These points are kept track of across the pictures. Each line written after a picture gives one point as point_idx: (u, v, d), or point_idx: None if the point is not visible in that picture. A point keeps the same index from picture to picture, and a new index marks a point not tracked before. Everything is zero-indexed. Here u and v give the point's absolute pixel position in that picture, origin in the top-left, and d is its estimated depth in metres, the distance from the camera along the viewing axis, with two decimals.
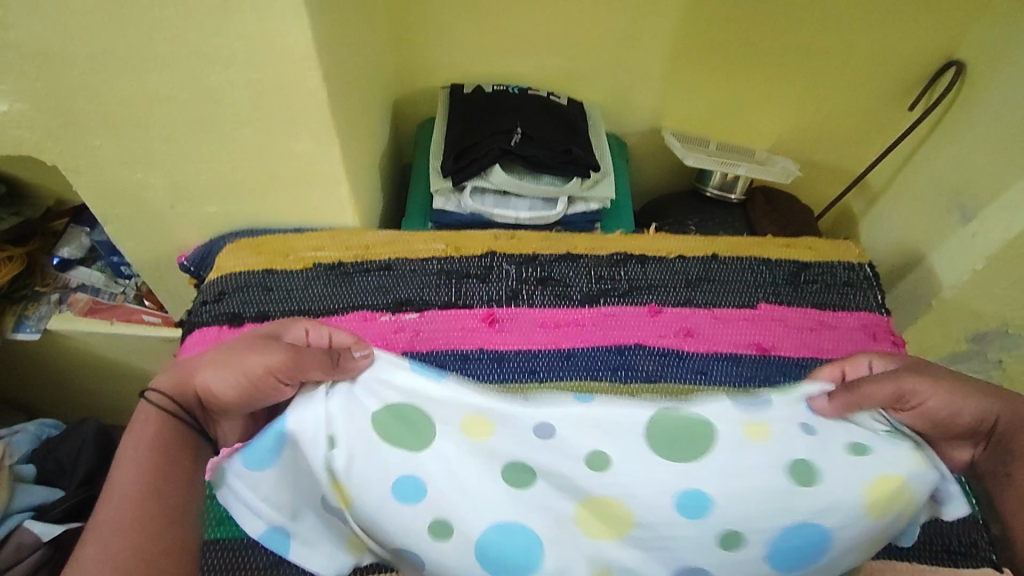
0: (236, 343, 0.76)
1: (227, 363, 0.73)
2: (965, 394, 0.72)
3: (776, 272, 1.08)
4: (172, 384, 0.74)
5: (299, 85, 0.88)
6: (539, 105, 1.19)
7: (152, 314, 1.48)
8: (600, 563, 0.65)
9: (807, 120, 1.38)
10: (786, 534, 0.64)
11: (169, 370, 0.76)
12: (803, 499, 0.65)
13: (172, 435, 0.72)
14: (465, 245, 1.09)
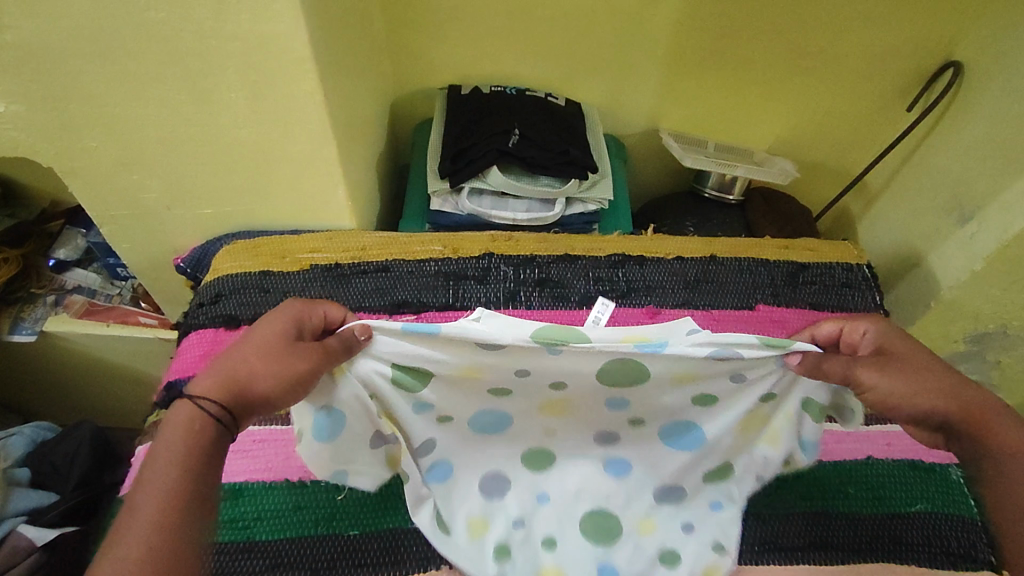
0: (269, 333, 0.65)
1: (274, 360, 0.63)
2: (925, 386, 0.65)
3: (774, 273, 1.08)
4: (221, 390, 0.60)
5: (296, 87, 0.87)
6: (537, 106, 1.19)
7: (148, 316, 1.48)
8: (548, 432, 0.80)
9: (805, 120, 1.38)
10: (677, 424, 0.78)
11: (207, 379, 0.60)
12: (698, 411, 0.77)
13: (203, 461, 0.56)
14: (463, 247, 1.08)
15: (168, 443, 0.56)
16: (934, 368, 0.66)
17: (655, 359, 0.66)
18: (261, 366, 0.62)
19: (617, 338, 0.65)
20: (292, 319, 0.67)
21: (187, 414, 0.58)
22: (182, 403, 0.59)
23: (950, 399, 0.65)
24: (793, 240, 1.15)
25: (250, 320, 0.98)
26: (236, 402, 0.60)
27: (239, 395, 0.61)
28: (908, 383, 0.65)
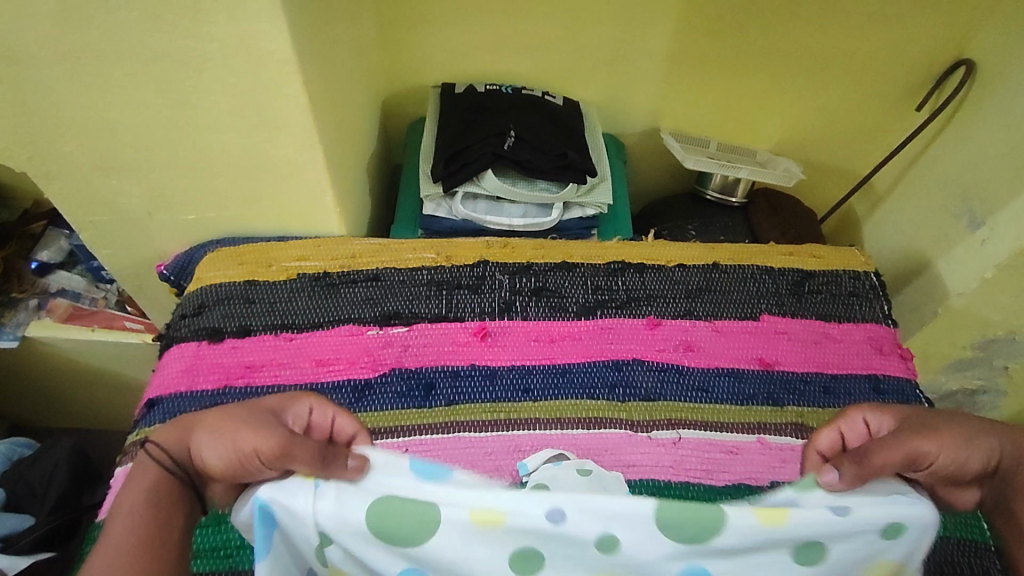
0: (245, 405, 0.65)
1: (229, 428, 0.61)
2: (971, 441, 0.65)
3: (779, 282, 1.04)
4: (176, 442, 0.63)
5: (279, 90, 0.83)
6: (533, 105, 1.15)
7: (134, 320, 1.43)
8: None
9: (811, 119, 1.34)
10: None
11: (174, 422, 0.66)
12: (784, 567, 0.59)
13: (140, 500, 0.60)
14: (457, 255, 1.04)
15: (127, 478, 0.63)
16: (959, 416, 0.68)
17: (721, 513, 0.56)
18: (213, 428, 0.62)
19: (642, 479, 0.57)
20: (278, 404, 0.67)
21: (146, 458, 0.63)
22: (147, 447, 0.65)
23: (997, 443, 0.66)
24: (799, 246, 1.11)
25: (234, 332, 0.94)
26: (187, 457, 0.63)
27: (188, 450, 0.63)
28: (959, 442, 0.65)
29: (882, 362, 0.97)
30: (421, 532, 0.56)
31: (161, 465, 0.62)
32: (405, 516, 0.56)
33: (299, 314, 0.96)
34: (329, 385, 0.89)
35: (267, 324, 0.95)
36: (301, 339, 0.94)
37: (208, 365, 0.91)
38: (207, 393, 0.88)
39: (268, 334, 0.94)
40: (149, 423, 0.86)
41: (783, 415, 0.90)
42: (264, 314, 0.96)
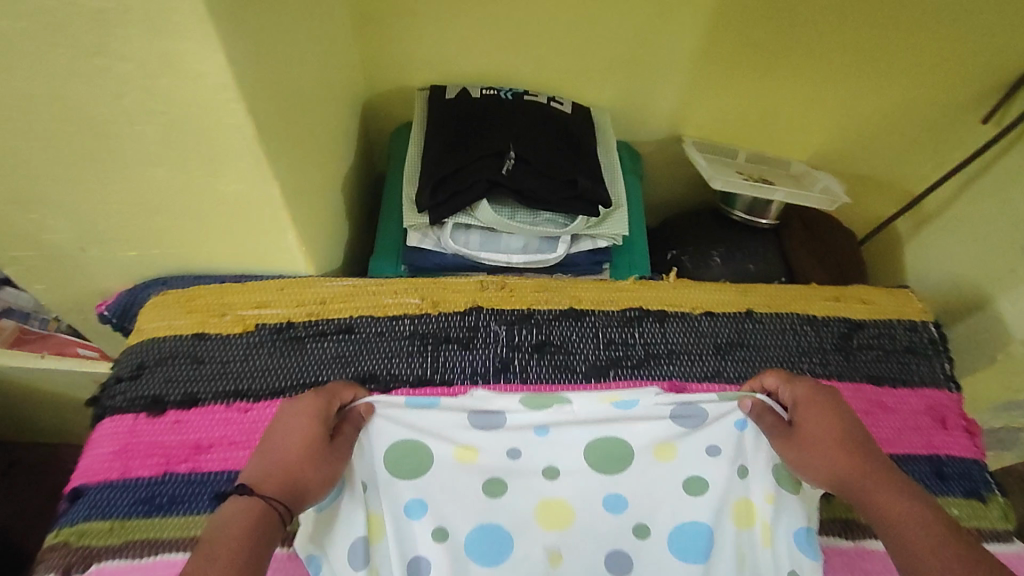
0: (305, 431, 0.64)
1: (319, 463, 0.63)
2: (830, 443, 0.65)
3: (823, 335, 0.89)
4: (280, 488, 0.59)
5: (218, 121, 0.65)
6: (537, 115, 0.97)
7: (88, 347, 1.25)
8: (553, 552, 0.75)
9: (859, 128, 1.15)
10: (677, 534, 0.75)
11: (270, 467, 0.60)
12: (688, 503, 0.75)
13: (264, 552, 0.54)
14: (445, 300, 0.89)
15: (228, 532, 0.53)
16: (850, 428, 0.66)
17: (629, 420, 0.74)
18: (308, 465, 0.62)
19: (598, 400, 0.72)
20: (319, 417, 0.66)
21: (254, 508, 0.56)
22: (244, 497, 0.57)
23: (845, 453, 0.64)
24: (844, 287, 0.95)
25: (178, 402, 0.79)
26: (295, 500, 0.59)
27: (294, 491, 0.60)
28: (812, 445, 0.66)
29: (944, 438, 0.83)
30: (426, 462, 0.73)
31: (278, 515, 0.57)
32: (420, 455, 0.73)
33: (257, 377, 0.81)
34: None
35: (218, 390, 0.80)
36: (259, 411, 0.79)
37: (147, 445, 0.77)
38: (146, 481, 0.74)
39: (220, 404, 0.79)
40: (72, 520, 0.72)
41: (832, 508, 0.78)
42: (214, 378, 0.81)
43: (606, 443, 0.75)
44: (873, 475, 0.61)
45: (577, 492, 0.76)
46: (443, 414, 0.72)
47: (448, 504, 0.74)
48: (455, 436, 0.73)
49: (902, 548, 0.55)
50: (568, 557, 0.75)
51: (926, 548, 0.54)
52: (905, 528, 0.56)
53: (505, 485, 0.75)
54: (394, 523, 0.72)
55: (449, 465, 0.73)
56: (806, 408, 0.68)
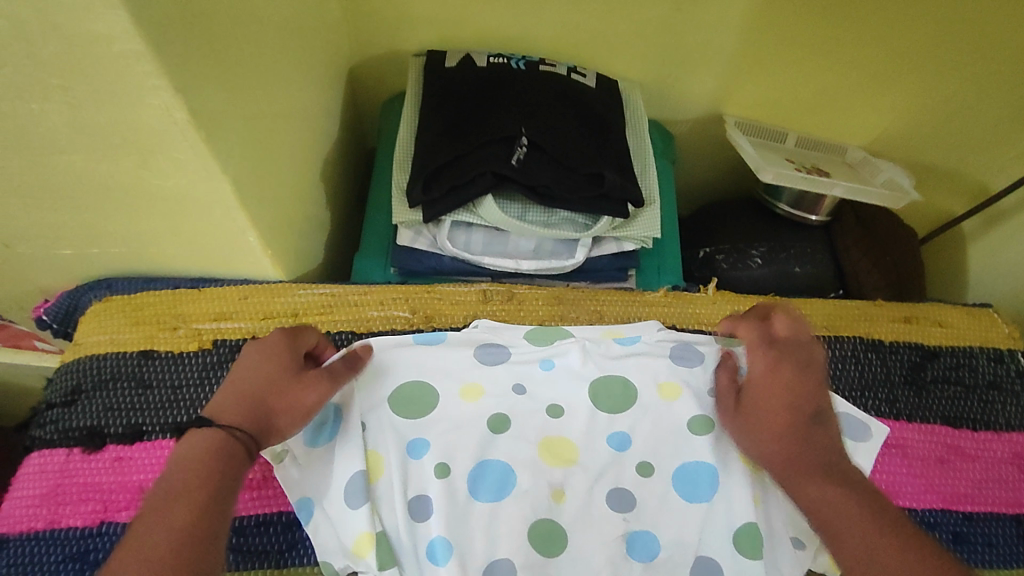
0: (271, 358, 0.58)
1: (289, 392, 0.57)
2: (773, 419, 0.61)
3: (891, 365, 0.75)
4: (241, 416, 0.54)
5: (136, 100, 0.50)
6: (554, 90, 0.80)
7: (45, 341, 0.92)
8: (554, 490, 0.65)
9: (930, 109, 0.98)
10: (685, 473, 0.67)
11: (236, 397, 0.55)
12: (698, 444, 0.68)
13: (228, 488, 0.50)
14: (441, 314, 0.75)
15: (185, 470, 0.49)
16: (799, 407, 0.60)
17: (634, 358, 0.71)
18: (276, 395, 0.56)
19: (600, 333, 0.73)
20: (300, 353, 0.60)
21: (211, 441, 0.51)
22: (202, 430, 0.52)
23: (786, 431, 0.59)
24: (915, 304, 0.81)
25: (120, 435, 0.66)
26: (262, 433, 0.54)
27: (261, 424, 0.55)
28: (755, 420, 0.62)
29: None
30: (431, 400, 0.68)
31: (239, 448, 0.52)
32: (425, 394, 0.68)
33: None
34: (251, 522, 0.62)
35: (168, 422, 0.67)
36: None
37: (80, 487, 0.64)
38: (78, 532, 0.62)
39: (170, 437, 0.66)
40: None
41: None
42: (164, 406, 0.68)
43: (612, 380, 0.70)
44: (808, 466, 0.57)
45: (583, 433, 0.68)
46: (455, 351, 0.70)
47: (452, 441, 0.66)
48: (462, 371, 0.70)
49: (838, 551, 0.51)
50: (569, 496, 0.65)
51: (860, 550, 0.50)
52: (840, 528, 0.52)
53: (508, 421, 0.68)
54: (392, 462, 0.64)
55: (456, 402, 0.68)
56: (756, 386, 0.62)
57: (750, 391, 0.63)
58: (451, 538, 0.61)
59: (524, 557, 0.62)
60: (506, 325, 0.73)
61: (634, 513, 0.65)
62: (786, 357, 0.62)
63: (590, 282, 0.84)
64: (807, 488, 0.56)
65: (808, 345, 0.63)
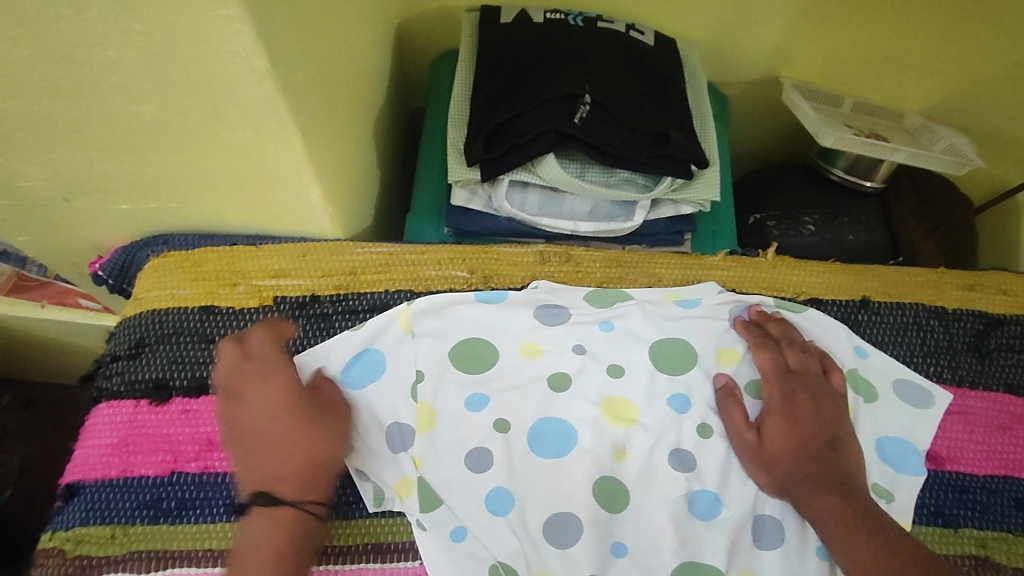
0: (303, 410, 0.60)
1: (336, 440, 0.60)
2: (792, 447, 0.63)
3: (955, 332, 0.74)
4: (297, 480, 0.58)
5: (217, 46, 0.49)
6: (615, 47, 0.78)
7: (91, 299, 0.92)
8: (616, 448, 0.65)
9: (996, 72, 0.95)
10: None
11: (281, 465, 0.58)
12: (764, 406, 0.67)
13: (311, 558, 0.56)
14: (499, 275, 0.74)
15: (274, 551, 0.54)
16: (817, 433, 0.64)
17: (694, 320, 0.71)
18: (309, 449, 0.59)
19: (660, 296, 0.72)
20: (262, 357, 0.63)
21: (291, 523, 0.56)
22: (283, 509, 0.56)
23: (805, 459, 0.62)
24: (978, 273, 0.78)
25: (185, 388, 0.67)
26: (321, 488, 0.59)
27: (315, 475, 0.58)
28: (777, 443, 0.63)
29: None
30: (493, 356, 0.69)
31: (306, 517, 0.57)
32: (486, 351, 0.69)
33: None
34: None
35: None
36: None
37: (150, 437, 0.64)
38: (149, 480, 0.62)
39: None
40: (68, 523, 0.61)
41: (959, 543, 0.64)
42: None
43: (672, 342, 0.70)
44: (815, 482, 0.61)
45: (643, 393, 0.67)
46: (514, 308, 0.71)
47: (514, 399, 0.66)
48: (520, 327, 0.70)
49: (844, 555, 0.56)
50: (633, 453, 0.65)
51: (861, 555, 0.56)
52: (844, 537, 0.57)
53: (569, 381, 0.68)
54: (446, 416, 0.65)
55: (514, 358, 0.68)
56: (774, 415, 0.65)
57: (767, 421, 0.65)
58: (515, 491, 0.62)
59: (590, 512, 0.61)
60: (564, 288, 0.72)
61: (696, 474, 0.64)
62: (799, 389, 0.66)
63: (645, 246, 0.83)
64: (814, 501, 0.60)
65: (820, 377, 0.67)
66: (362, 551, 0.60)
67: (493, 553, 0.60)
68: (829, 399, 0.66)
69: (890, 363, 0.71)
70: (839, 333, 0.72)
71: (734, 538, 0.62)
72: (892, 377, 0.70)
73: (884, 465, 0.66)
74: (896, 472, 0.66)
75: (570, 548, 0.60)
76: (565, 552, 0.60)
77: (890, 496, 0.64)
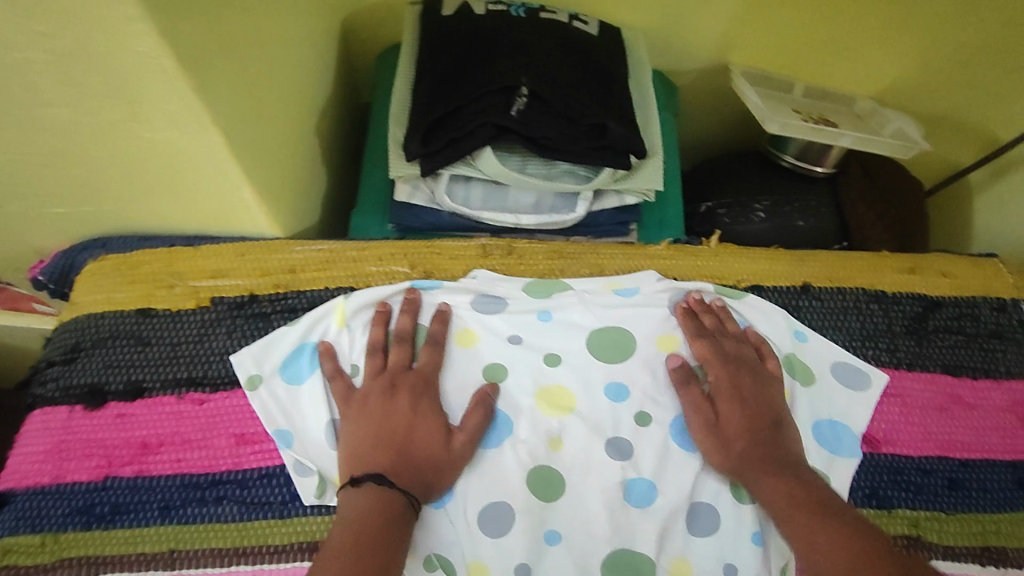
0: (432, 422, 0.63)
1: (453, 455, 0.62)
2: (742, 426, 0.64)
3: (894, 315, 0.74)
4: (408, 479, 0.60)
5: (122, 45, 0.48)
6: (555, 36, 0.77)
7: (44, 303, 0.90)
8: (550, 436, 0.65)
9: (943, 55, 0.95)
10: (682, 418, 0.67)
11: (399, 463, 0.60)
12: None
13: (399, 547, 0.55)
14: (440, 269, 0.74)
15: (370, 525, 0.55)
16: (764, 415, 0.64)
17: (634, 310, 0.71)
18: (432, 455, 0.61)
19: (598, 286, 0.72)
20: (371, 349, 0.66)
21: (393, 508, 0.57)
22: (392, 494, 0.58)
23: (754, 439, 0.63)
24: (918, 255, 0.79)
25: (121, 393, 0.66)
26: (425, 490, 0.60)
27: (425, 481, 0.60)
28: (732, 422, 0.64)
29: None
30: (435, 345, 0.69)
31: (405, 507, 0.58)
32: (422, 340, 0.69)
33: (214, 361, 0.68)
34: (253, 474, 0.64)
35: (169, 379, 0.67)
36: (217, 402, 0.67)
37: (83, 443, 0.64)
38: (83, 486, 0.62)
39: (171, 394, 0.67)
40: None
41: (892, 523, 0.65)
42: (163, 364, 0.68)
43: (611, 330, 0.70)
44: (765, 464, 0.62)
45: (579, 382, 0.68)
46: (452, 296, 0.71)
47: (454, 392, 0.67)
48: (458, 314, 0.70)
49: (799, 538, 0.58)
50: (570, 440, 0.65)
51: (817, 539, 0.57)
52: (799, 520, 0.58)
53: (505, 371, 0.68)
54: None
55: (451, 348, 0.68)
56: (724, 395, 0.65)
57: (718, 400, 0.65)
58: (454, 486, 0.62)
59: (523, 503, 0.62)
60: (503, 278, 0.72)
61: (632, 462, 0.65)
62: (743, 369, 0.67)
63: (590, 237, 0.83)
64: (768, 483, 0.61)
65: (758, 362, 0.68)
66: (296, 550, 0.61)
67: (427, 546, 0.61)
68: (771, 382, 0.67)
69: (826, 345, 0.72)
70: (776, 317, 0.72)
71: (667, 525, 0.63)
72: (830, 360, 0.71)
73: (820, 446, 0.67)
74: (831, 454, 0.67)
75: (502, 539, 0.61)
76: (499, 540, 0.61)
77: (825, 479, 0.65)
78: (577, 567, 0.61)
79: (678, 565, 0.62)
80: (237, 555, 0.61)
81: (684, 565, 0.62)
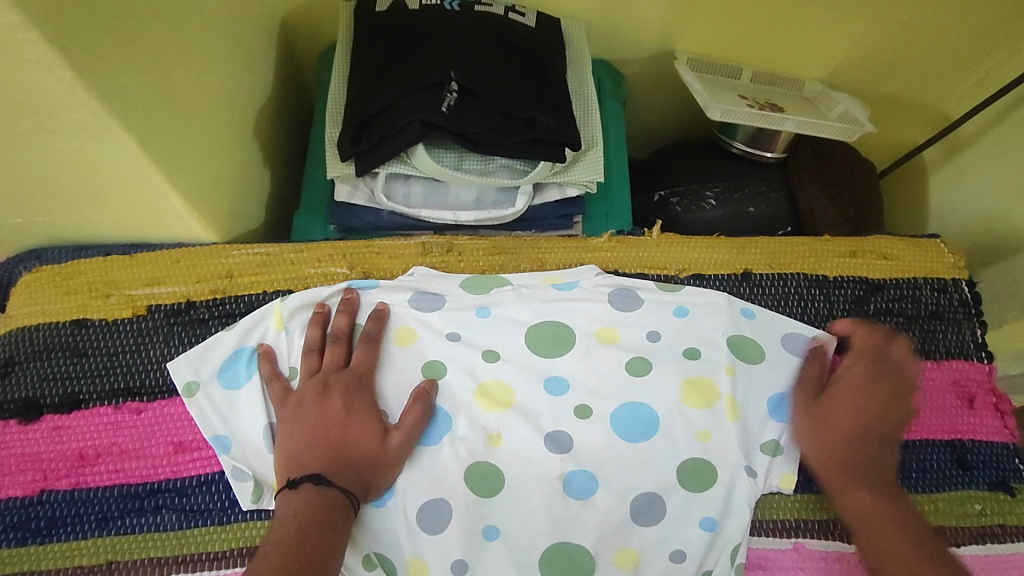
0: (369, 422, 0.62)
1: (390, 454, 0.62)
2: (864, 417, 0.65)
3: (834, 300, 0.74)
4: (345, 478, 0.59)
5: (11, 58, 0.46)
6: (489, 28, 0.76)
7: None
8: (486, 432, 0.66)
9: (889, 35, 0.94)
10: (623, 410, 0.67)
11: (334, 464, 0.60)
12: (639, 385, 0.68)
13: (336, 544, 0.55)
14: (378, 268, 0.73)
15: (307, 519, 0.55)
16: (878, 421, 0.65)
17: (572, 303, 0.71)
18: (367, 454, 0.61)
19: (536, 280, 0.72)
20: (306, 350, 0.66)
21: (332, 504, 0.57)
22: (330, 492, 0.57)
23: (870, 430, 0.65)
24: (861, 238, 0.79)
25: (57, 406, 0.66)
26: (364, 491, 0.60)
27: (362, 482, 0.60)
28: (852, 411, 0.65)
29: (969, 420, 0.72)
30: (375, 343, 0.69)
31: (343, 504, 0.57)
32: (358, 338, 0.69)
33: (151, 370, 0.68)
34: (191, 482, 0.65)
35: (105, 389, 0.67)
36: (154, 411, 0.66)
37: (19, 457, 0.64)
38: (19, 501, 0.63)
39: (108, 404, 0.66)
40: None
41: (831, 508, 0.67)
42: (99, 375, 0.67)
43: (549, 325, 0.70)
44: (859, 473, 0.63)
45: (517, 378, 0.68)
46: (388, 294, 0.71)
47: (394, 392, 0.67)
48: (395, 313, 0.70)
49: (874, 552, 0.60)
50: (508, 435, 0.66)
51: (894, 551, 0.58)
52: (881, 535, 0.60)
53: (443, 368, 0.68)
54: None
55: (389, 347, 0.68)
56: (849, 388, 0.67)
57: (838, 387, 0.67)
58: (394, 483, 0.63)
59: (461, 498, 0.64)
60: (441, 274, 0.72)
61: (572, 455, 0.66)
62: (882, 371, 0.68)
63: (535, 231, 0.83)
64: (856, 496, 0.62)
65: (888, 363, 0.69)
66: (236, 555, 0.63)
67: (368, 545, 0.63)
68: (893, 387, 0.67)
69: (772, 320, 0.72)
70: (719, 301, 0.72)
71: (603, 516, 0.64)
72: (776, 335, 0.71)
73: (771, 420, 0.68)
74: (781, 426, 0.68)
75: (440, 534, 0.63)
76: (437, 536, 0.63)
77: (777, 449, 0.67)
78: (515, 560, 0.63)
79: (615, 555, 0.64)
80: (176, 563, 0.62)
81: (621, 554, 0.64)
